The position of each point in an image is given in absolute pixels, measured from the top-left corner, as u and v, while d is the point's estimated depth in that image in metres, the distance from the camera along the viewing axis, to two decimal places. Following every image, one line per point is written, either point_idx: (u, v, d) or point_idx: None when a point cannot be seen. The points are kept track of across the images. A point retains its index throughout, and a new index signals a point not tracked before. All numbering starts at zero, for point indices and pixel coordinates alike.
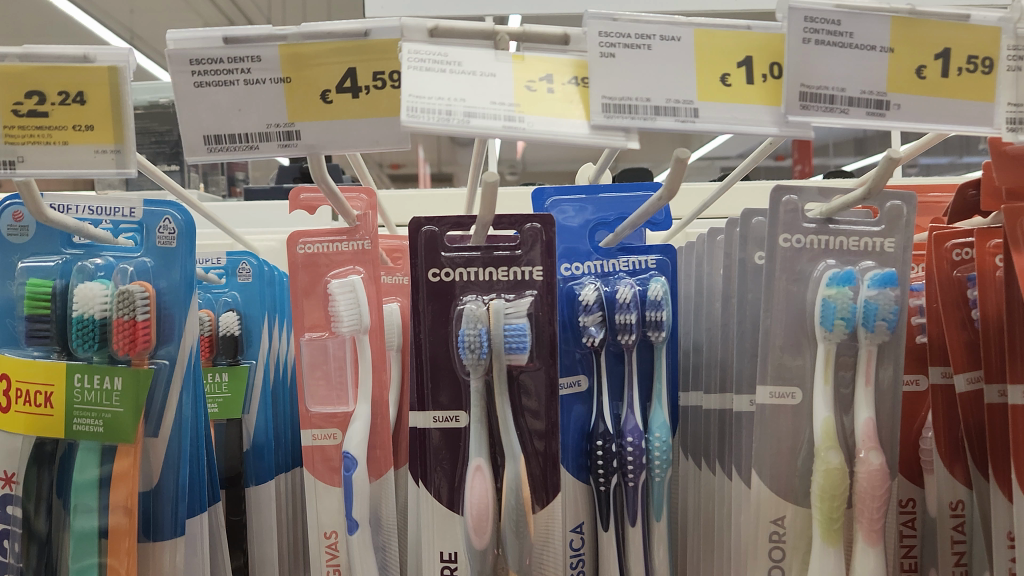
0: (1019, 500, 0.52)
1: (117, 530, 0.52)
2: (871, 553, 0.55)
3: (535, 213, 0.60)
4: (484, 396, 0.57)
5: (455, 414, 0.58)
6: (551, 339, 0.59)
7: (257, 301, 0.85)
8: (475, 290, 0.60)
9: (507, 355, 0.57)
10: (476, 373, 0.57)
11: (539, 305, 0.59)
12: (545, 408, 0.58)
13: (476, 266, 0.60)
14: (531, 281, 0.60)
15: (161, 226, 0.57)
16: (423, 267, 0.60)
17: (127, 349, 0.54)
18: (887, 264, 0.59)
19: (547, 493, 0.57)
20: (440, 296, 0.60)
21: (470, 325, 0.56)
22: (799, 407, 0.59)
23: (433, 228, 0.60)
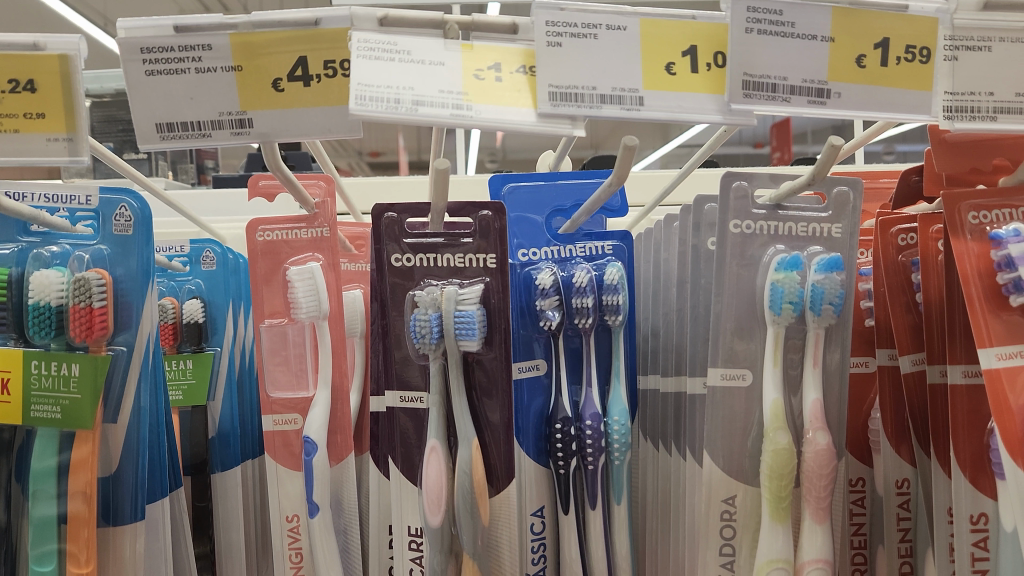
0: (958, 477, 0.54)
1: (76, 517, 0.53)
2: (817, 530, 0.57)
3: (488, 201, 0.61)
4: (442, 379, 0.58)
5: (421, 395, 0.60)
6: (503, 326, 0.60)
7: (221, 288, 0.86)
8: (434, 276, 0.61)
9: (458, 341, 0.57)
10: (434, 357, 0.57)
11: (492, 292, 0.60)
12: (501, 396, 0.59)
13: (433, 253, 0.61)
14: (484, 268, 0.60)
15: (117, 214, 0.58)
16: (386, 254, 0.61)
17: (84, 336, 0.54)
18: (834, 248, 0.61)
19: (502, 481, 0.59)
20: (402, 281, 0.61)
21: (422, 311, 0.57)
22: (749, 388, 0.60)
23: (394, 216, 0.61)
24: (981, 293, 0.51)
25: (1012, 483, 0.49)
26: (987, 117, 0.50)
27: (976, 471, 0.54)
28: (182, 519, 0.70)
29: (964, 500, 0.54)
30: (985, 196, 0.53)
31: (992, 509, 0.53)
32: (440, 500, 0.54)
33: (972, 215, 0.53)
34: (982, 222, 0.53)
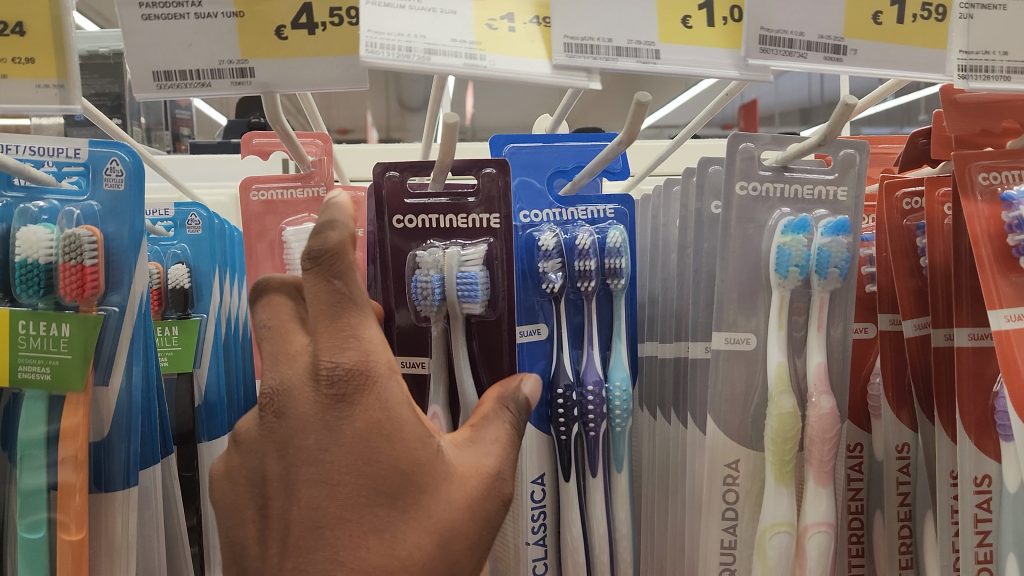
0: (963, 441, 0.54)
1: (67, 486, 0.51)
2: (821, 495, 0.56)
3: (490, 158, 0.59)
4: (445, 343, 0.57)
5: (421, 360, 0.58)
6: (507, 293, 0.58)
7: (207, 253, 0.83)
8: (436, 237, 0.59)
9: (462, 304, 0.55)
10: (437, 320, 0.57)
11: (495, 251, 0.59)
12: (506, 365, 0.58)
13: (438, 213, 0.59)
14: (488, 228, 0.59)
15: (108, 168, 0.56)
16: (388, 216, 0.59)
17: (77, 296, 0.52)
18: (840, 212, 0.60)
19: None
20: (405, 244, 0.59)
21: (424, 272, 0.56)
22: (753, 352, 0.60)
23: (398, 176, 0.60)
24: (991, 254, 0.51)
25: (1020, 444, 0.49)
26: (1001, 77, 0.50)
27: (981, 434, 0.54)
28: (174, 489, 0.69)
29: (968, 463, 0.54)
30: (994, 158, 0.53)
31: (996, 471, 0.54)
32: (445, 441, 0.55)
33: (982, 176, 0.53)
34: (992, 182, 0.53)
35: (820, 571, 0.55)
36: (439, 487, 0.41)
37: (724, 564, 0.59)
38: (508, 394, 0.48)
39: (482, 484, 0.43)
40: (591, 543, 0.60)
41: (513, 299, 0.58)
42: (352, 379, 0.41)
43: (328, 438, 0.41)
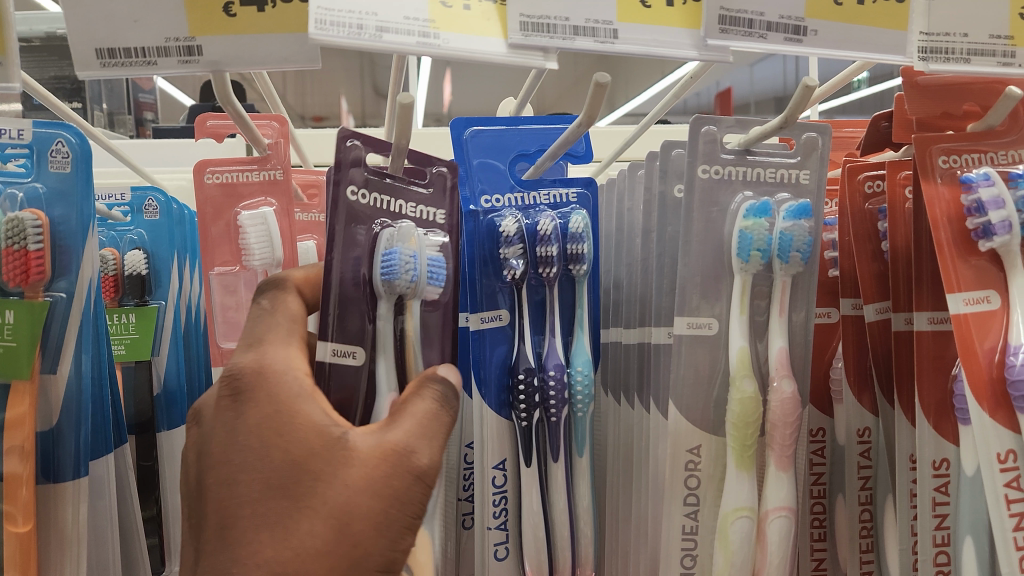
0: (922, 425, 0.54)
1: (15, 477, 0.49)
2: (783, 479, 0.57)
3: (444, 158, 0.58)
4: (394, 328, 0.54)
5: (354, 349, 0.53)
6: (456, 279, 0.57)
7: (166, 238, 0.81)
8: (386, 217, 0.55)
9: (426, 287, 0.54)
10: (388, 300, 0.53)
11: (447, 246, 0.57)
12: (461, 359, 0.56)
13: (390, 193, 0.55)
14: (437, 222, 0.57)
15: (54, 150, 0.54)
16: (339, 187, 0.54)
17: (20, 281, 0.50)
18: (802, 195, 0.60)
19: None
20: (353, 219, 0.54)
21: (404, 246, 0.52)
22: (715, 337, 0.60)
23: (356, 147, 0.54)
24: (950, 238, 0.51)
25: (978, 427, 0.49)
26: (961, 59, 0.50)
27: (940, 417, 0.54)
28: (127, 476, 0.68)
29: (928, 446, 0.54)
30: (956, 141, 0.53)
31: (954, 454, 0.54)
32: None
33: (943, 159, 0.53)
34: (953, 166, 0.53)
35: (779, 556, 0.56)
36: (338, 468, 0.43)
37: (686, 549, 0.59)
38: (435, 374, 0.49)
39: (389, 462, 0.44)
40: (551, 525, 0.59)
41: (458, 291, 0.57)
42: (246, 375, 0.46)
43: (229, 437, 0.45)
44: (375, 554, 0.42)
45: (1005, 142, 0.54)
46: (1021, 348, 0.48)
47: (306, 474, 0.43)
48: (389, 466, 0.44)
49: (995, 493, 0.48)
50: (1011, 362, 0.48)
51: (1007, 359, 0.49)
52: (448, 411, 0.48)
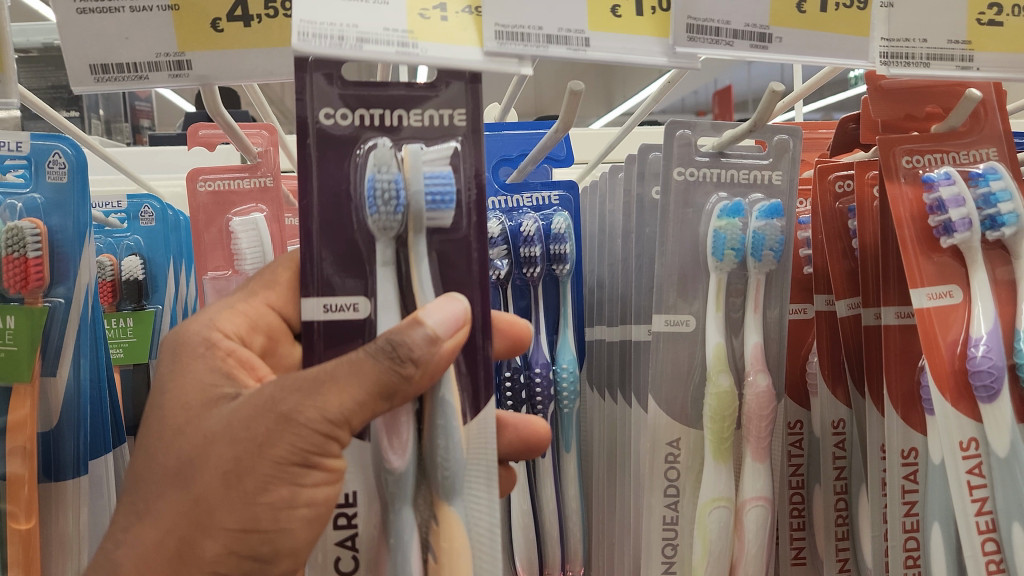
0: (890, 416, 0.56)
1: (17, 478, 0.51)
2: (758, 469, 0.59)
3: (457, 48, 0.45)
4: (396, 270, 0.45)
5: (353, 302, 0.44)
6: (481, 193, 0.46)
7: (161, 245, 0.84)
8: (382, 137, 0.45)
9: (428, 215, 0.44)
10: (385, 236, 0.45)
11: (466, 156, 0.45)
12: (481, 301, 0.45)
13: (384, 107, 0.45)
14: (453, 127, 0.45)
15: (51, 161, 0.56)
16: (308, 109, 0.44)
17: (20, 288, 0.52)
18: (775, 196, 0.62)
19: (483, 396, 0.44)
20: (334, 148, 0.45)
21: (379, 170, 0.43)
22: (691, 334, 0.62)
23: (327, 58, 0.44)
24: (914, 236, 0.53)
25: (942, 418, 0.51)
26: (921, 63, 0.52)
27: (908, 408, 0.56)
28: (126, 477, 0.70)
29: (896, 436, 0.56)
30: (918, 141, 0.56)
31: (922, 443, 0.56)
32: (403, 443, 0.43)
33: (906, 159, 0.55)
34: (915, 166, 0.55)
35: (757, 543, 0.58)
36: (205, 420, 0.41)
37: (667, 539, 0.61)
38: (404, 328, 0.40)
39: (254, 405, 0.39)
40: (541, 512, 0.64)
41: (485, 216, 0.46)
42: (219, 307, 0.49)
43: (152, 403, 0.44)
44: (218, 510, 0.39)
45: (966, 142, 0.56)
46: (980, 340, 0.51)
47: (162, 428, 0.42)
48: (254, 410, 0.39)
49: (959, 480, 0.50)
50: (971, 353, 0.51)
51: (968, 351, 0.51)
52: (378, 357, 0.39)
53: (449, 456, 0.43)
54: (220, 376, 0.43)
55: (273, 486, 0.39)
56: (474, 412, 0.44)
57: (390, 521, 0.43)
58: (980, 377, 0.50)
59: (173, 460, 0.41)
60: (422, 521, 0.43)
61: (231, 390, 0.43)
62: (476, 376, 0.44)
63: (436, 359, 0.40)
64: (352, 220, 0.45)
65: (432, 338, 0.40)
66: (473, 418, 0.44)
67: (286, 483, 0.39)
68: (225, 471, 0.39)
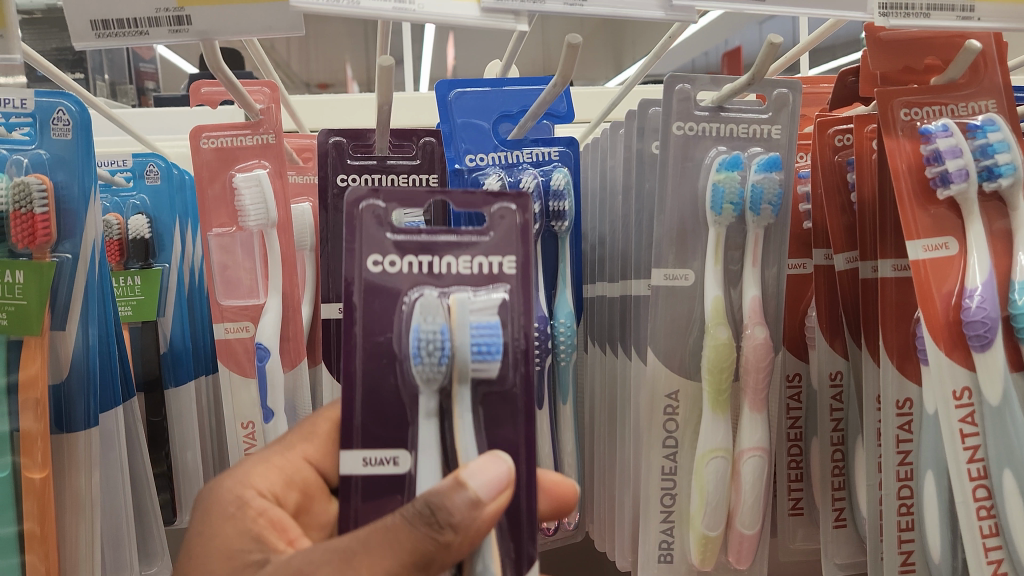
0: (885, 366, 0.57)
1: (30, 433, 0.53)
2: (755, 420, 0.60)
3: (507, 193, 0.50)
4: (439, 424, 0.48)
5: (393, 455, 0.48)
6: (527, 343, 0.49)
7: (167, 205, 0.84)
8: (428, 285, 0.49)
9: (473, 364, 0.47)
10: (430, 383, 0.48)
11: (513, 304, 0.49)
12: (525, 460, 0.48)
13: (432, 254, 0.49)
14: (502, 274, 0.49)
15: (55, 118, 0.56)
16: (361, 255, 0.49)
17: (27, 243, 0.54)
18: (773, 149, 0.62)
19: (523, 559, 0.47)
20: (380, 294, 0.49)
21: (425, 322, 0.47)
22: (689, 289, 0.62)
23: (379, 206, 0.49)
24: (911, 189, 0.54)
25: (935, 367, 0.52)
26: (920, 14, 0.51)
27: (903, 359, 0.57)
28: (137, 432, 0.71)
29: (890, 386, 0.57)
30: (917, 95, 0.56)
31: (916, 394, 0.57)
32: None
33: (904, 112, 0.55)
34: (913, 119, 0.55)
35: (753, 494, 0.59)
36: None
37: (665, 489, 0.62)
38: (449, 488, 0.42)
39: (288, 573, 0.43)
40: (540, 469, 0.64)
41: (530, 363, 0.50)
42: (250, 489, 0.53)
43: None
44: None
45: (964, 95, 0.56)
46: (975, 291, 0.51)
47: None
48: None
49: (950, 428, 0.51)
50: (966, 304, 0.51)
51: (962, 303, 0.51)
52: (417, 523, 0.41)
53: None
54: (250, 540, 0.48)
55: None
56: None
57: None
58: (973, 328, 0.51)
59: None
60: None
61: (259, 555, 0.47)
62: (519, 540, 0.47)
63: (477, 523, 0.42)
64: (396, 363, 0.49)
65: (474, 501, 0.42)
66: (513, 575, 0.47)
67: None
68: None
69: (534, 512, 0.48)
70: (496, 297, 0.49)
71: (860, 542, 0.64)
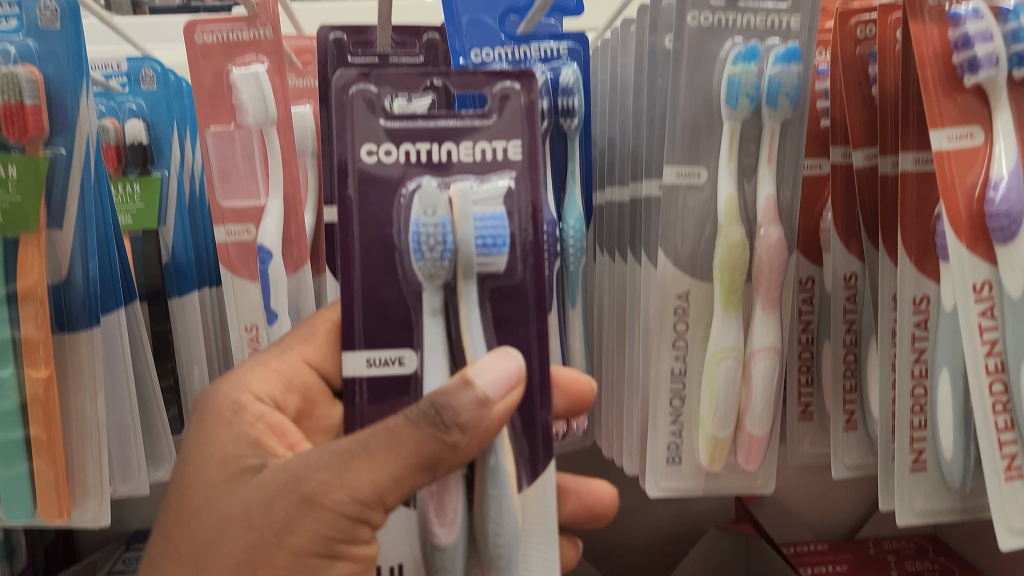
0: (904, 266, 0.56)
1: (31, 340, 0.54)
2: (768, 321, 0.59)
3: (510, 69, 0.48)
4: (444, 320, 0.49)
5: (399, 355, 0.48)
6: (536, 236, 0.48)
7: (164, 108, 0.82)
8: (428, 174, 0.48)
9: (479, 258, 0.47)
10: (434, 277, 0.48)
11: (519, 192, 0.48)
12: (537, 355, 0.48)
13: (431, 143, 0.48)
14: (507, 160, 0.48)
15: (42, 6, 0.54)
16: (353, 146, 0.48)
17: (19, 137, 0.53)
18: (791, 41, 0.59)
19: (540, 459, 0.48)
20: (376, 187, 0.48)
21: (427, 216, 0.46)
22: (704, 188, 0.60)
23: (371, 92, 0.48)
24: (936, 75, 0.51)
25: (954, 259, 0.50)
26: None
27: (921, 256, 0.56)
28: (143, 346, 0.66)
29: (908, 284, 0.55)
30: None
31: (934, 291, 0.56)
32: (452, 516, 0.46)
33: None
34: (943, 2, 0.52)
35: (764, 395, 0.59)
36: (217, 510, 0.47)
37: (674, 391, 0.62)
38: (455, 390, 0.43)
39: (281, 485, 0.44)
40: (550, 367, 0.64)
41: (540, 258, 0.48)
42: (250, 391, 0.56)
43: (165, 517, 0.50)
44: None
45: None
46: (1000, 182, 0.49)
47: (185, 508, 0.48)
48: (276, 491, 0.45)
49: (969, 323, 0.50)
50: (990, 197, 0.49)
51: (986, 195, 0.50)
52: (421, 424, 0.43)
53: (502, 528, 0.46)
54: (246, 445, 0.50)
55: None
56: (530, 478, 0.48)
57: None
58: (997, 221, 0.49)
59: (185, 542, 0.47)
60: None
61: (253, 459, 0.49)
62: (534, 442, 0.48)
63: (484, 423, 0.44)
64: (396, 261, 0.48)
65: (481, 400, 0.43)
66: (529, 482, 0.48)
67: None
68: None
69: (549, 412, 0.49)
70: (502, 185, 0.48)
71: (870, 444, 0.63)
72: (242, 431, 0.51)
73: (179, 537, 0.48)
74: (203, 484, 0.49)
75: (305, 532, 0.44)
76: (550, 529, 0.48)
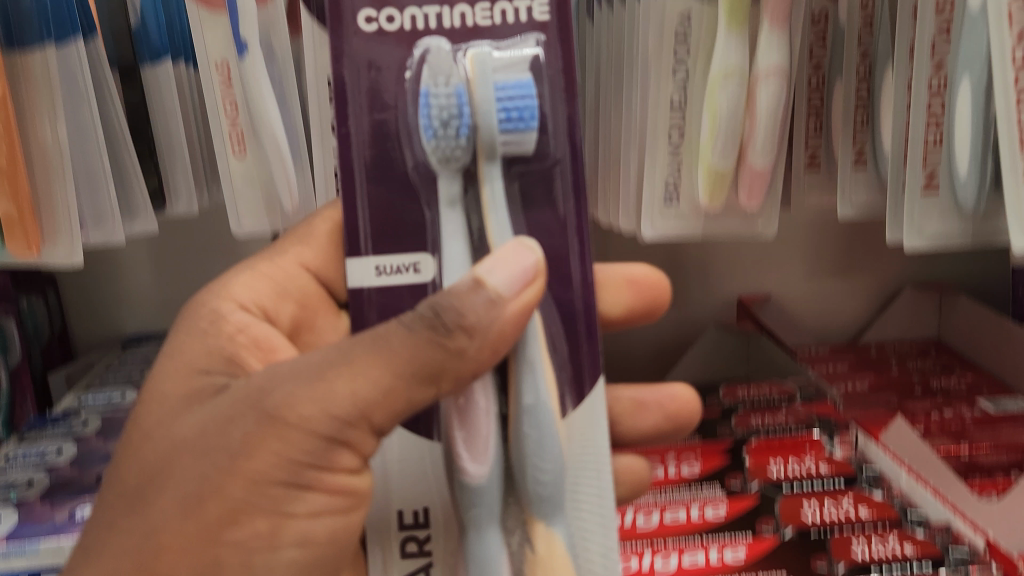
0: None
1: None
2: (774, 38, 0.54)
3: None
4: (464, 214, 0.45)
5: (415, 259, 0.44)
6: (570, 112, 0.44)
7: None
8: (439, 39, 0.43)
9: (501, 139, 0.43)
10: (451, 159, 0.44)
11: (548, 59, 0.43)
12: (575, 252, 0.44)
13: (441, 14, 0.43)
14: (530, 21, 0.43)
15: None
16: (346, 17, 0.43)
17: None
18: None
19: (585, 381, 0.44)
20: (377, 60, 0.43)
21: (438, 83, 0.43)
22: None
23: None
24: None
25: None
26: None
27: None
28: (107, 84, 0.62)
29: None
30: None
31: None
32: (483, 442, 0.44)
33: None
34: None
35: (769, 119, 0.54)
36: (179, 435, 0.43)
37: (674, 122, 0.59)
38: (465, 291, 0.41)
39: (244, 403, 0.41)
40: None
41: (576, 133, 0.44)
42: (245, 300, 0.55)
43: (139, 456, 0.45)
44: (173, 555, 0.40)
45: None
46: None
47: (150, 435, 0.46)
48: (241, 407, 0.41)
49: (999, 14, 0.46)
50: None
51: None
52: (418, 325, 0.40)
53: (542, 453, 0.43)
54: (218, 362, 0.49)
55: (249, 519, 0.41)
56: (575, 401, 0.44)
57: (466, 542, 0.44)
58: None
59: (147, 459, 0.44)
60: (505, 531, 0.44)
61: (220, 380, 0.47)
62: (578, 357, 0.44)
63: (499, 324, 0.41)
64: (403, 142, 0.44)
65: (493, 300, 0.40)
66: (574, 407, 0.44)
67: (263, 517, 0.41)
68: (185, 495, 0.41)
69: (594, 315, 0.45)
70: (529, 52, 0.43)
71: (878, 182, 0.61)
72: (216, 346, 0.50)
73: (142, 451, 0.45)
74: (161, 403, 0.48)
75: (264, 459, 0.40)
76: (599, 454, 0.45)
